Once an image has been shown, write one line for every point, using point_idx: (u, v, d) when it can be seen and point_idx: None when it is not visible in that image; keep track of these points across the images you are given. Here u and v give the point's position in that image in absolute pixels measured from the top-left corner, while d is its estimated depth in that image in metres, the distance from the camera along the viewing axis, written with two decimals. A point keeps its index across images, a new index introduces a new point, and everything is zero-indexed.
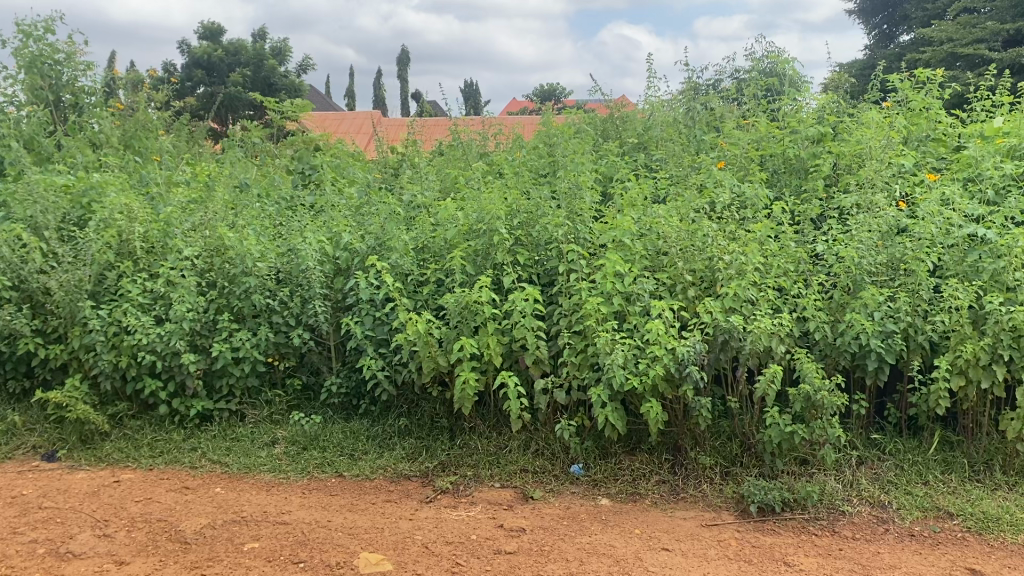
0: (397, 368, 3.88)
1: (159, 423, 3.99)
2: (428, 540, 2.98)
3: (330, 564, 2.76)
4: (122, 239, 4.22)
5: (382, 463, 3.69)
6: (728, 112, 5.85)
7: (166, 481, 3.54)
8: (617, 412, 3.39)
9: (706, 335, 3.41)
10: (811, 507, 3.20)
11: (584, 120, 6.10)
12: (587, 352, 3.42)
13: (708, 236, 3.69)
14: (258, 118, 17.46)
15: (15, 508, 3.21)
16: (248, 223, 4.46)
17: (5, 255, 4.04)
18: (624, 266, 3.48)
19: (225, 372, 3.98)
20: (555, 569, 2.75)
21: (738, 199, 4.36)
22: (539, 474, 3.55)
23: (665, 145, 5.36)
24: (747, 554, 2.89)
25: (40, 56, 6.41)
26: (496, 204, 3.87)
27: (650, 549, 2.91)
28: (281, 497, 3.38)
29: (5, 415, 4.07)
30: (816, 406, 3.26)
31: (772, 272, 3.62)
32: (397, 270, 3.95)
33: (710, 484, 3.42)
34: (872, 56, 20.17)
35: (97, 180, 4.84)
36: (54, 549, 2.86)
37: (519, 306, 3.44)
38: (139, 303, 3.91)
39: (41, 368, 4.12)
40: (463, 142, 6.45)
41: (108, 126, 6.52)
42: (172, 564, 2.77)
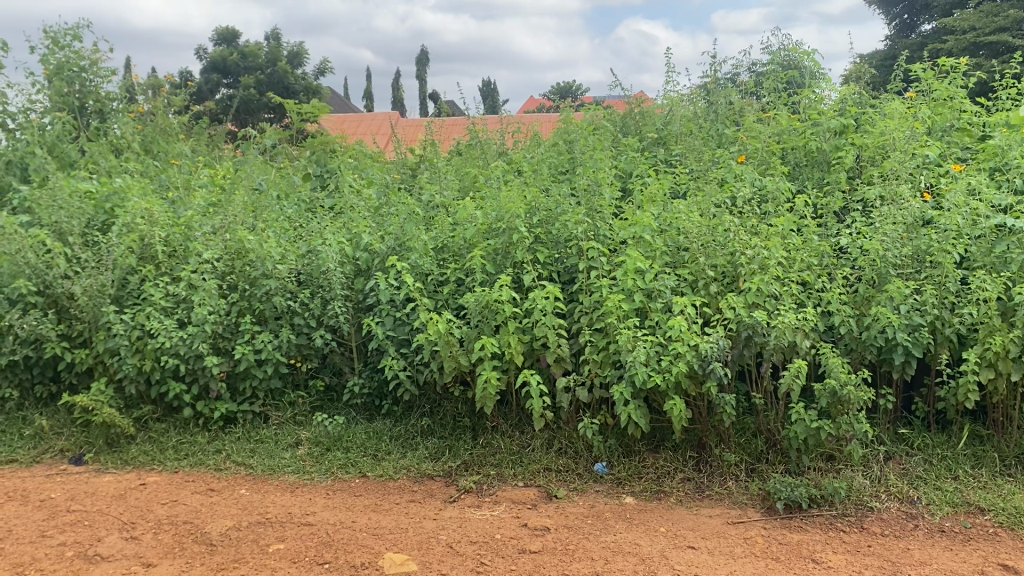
0: (418, 368, 3.88)
1: (183, 426, 4.00)
2: (453, 540, 2.97)
3: (355, 564, 2.76)
4: (144, 243, 4.25)
5: (405, 463, 3.69)
6: (749, 106, 5.80)
7: (191, 483, 3.56)
8: (640, 410, 3.36)
9: (730, 331, 3.38)
10: (838, 504, 3.16)
11: (603, 116, 6.06)
12: (609, 350, 3.40)
13: (729, 231, 3.65)
14: (276, 119, 17.67)
15: (44, 511, 3.25)
16: (268, 226, 4.49)
17: (30, 260, 4.07)
18: (644, 263, 3.45)
19: (248, 375, 3.99)
20: (580, 568, 2.73)
21: (760, 193, 4.30)
22: (562, 473, 3.53)
23: (684, 140, 5.30)
24: (774, 552, 2.85)
25: (67, 62, 6.51)
26: (515, 202, 3.86)
27: (675, 547, 2.89)
28: (306, 498, 3.39)
29: (33, 419, 4.11)
30: (842, 401, 3.22)
31: (796, 266, 3.57)
32: (416, 271, 3.95)
33: (735, 482, 3.39)
34: (893, 47, 19.92)
35: (119, 186, 4.88)
36: (82, 552, 2.89)
37: (540, 305, 3.42)
38: (162, 307, 3.95)
39: (67, 372, 4.16)
40: (481, 141, 6.43)
41: (129, 131, 6.57)
42: (198, 566, 2.78)
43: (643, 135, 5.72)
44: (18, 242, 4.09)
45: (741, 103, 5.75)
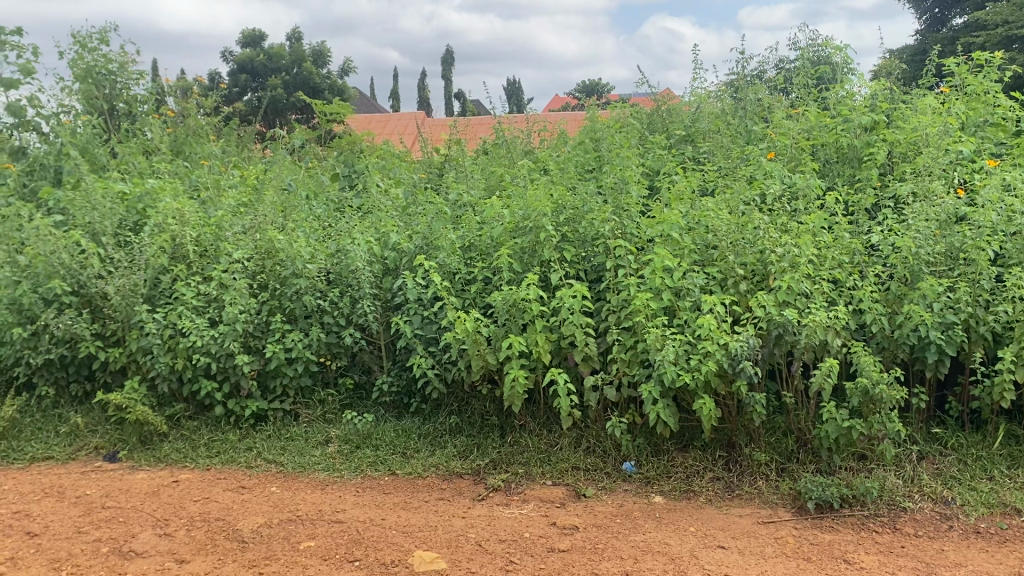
0: (446, 366, 3.89)
1: (214, 424, 4.05)
2: (482, 538, 2.98)
3: (385, 562, 2.77)
4: (176, 243, 4.30)
5: (434, 460, 3.70)
6: (777, 103, 5.74)
7: (223, 481, 3.60)
8: (669, 408, 3.35)
9: (760, 329, 3.35)
10: (870, 504, 3.13)
11: (629, 114, 6.01)
12: (637, 348, 3.39)
13: (758, 229, 3.62)
14: (303, 120, 17.79)
15: (79, 508, 3.29)
16: (297, 226, 4.52)
17: (64, 261, 4.13)
18: (673, 261, 3.44)
19: (279, 373, 4.03)
20: (610, 568, 2.73)
21: (790, 190, 4.27)
22: (590, 472, 3.52)
23: (712, 137, 5.27)
24: (805, 552, 2.83)
25: (96, 65, 6.60)
26: (542, 200, 3.86)
27: (704, 547, 2.87)
28: (336, 496, 3.41)
29: (68, 416, 4.17)
30: (874, 400, 3.19)
31: (827, 263, 3.54)
32: (444, 270, 3.97)
33: (765, 481, 3.36)
34: (924, 41, 19.64)
35: (151, 186, 4.94)
36: (117, 548, 2.93)
37: (568, 304, 3.42)
38: (193, 306, 4.00)
39: (101, 371, 4.21)
40: (507, 140, 6.43)
41: (159, 133, 6.65)
42: (230, 562, 2.81)
43: (671, 132, 5.68)
44: (53, 243, 4.15)
45: (770, 100, 5.69)
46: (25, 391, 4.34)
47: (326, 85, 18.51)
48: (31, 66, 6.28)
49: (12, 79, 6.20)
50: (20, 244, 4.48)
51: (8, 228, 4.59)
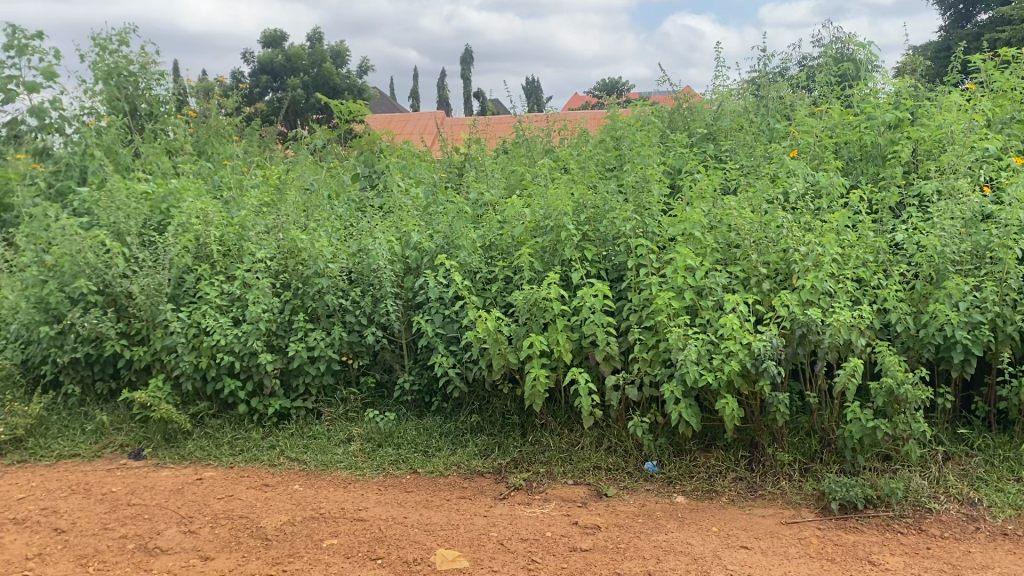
0: (467, 365, 3.90)
1: (238, 422, 4.07)
2: (504, 537, 2.98)
3: (407, 560, 2.78)
4: (199, 243, 4.34)
5: (455, 459, 3.70)
6: (800, 100, 5.70)
7: (247, 479, 3.62)
8: (692, 408, 3.33)
9: (783, 329, 3.33)
10: (895, 505, 3.10)
11: (650, 112, 5.98)
12: (659, 348, 3.38)
13: (781, 228, 3.59)
14: (323, 120, 17.88)
15: (105, 505, 3.33)
16: (319, 225, 4.54)
17: (90, 261, 4.17)
18: (695, 260, 3.42)
19: (302, 371, 4.05)
20: (632, 567, 2.72)
21: (813, 188, 4.23)
22: (612, 471, 3.52)
23: (734, 136, 5.25)
24: (829, 553, 2.81)
25: (118, 67, 6.66)
26: (563, 199, 3.86)
27: (727, 547, 2.86)
28: (358, 494, 3.42)
29: (94, 415, 4.21)
30: (899, 400, 3.16)
31: (851, 262, 3.51)
32: (465, 269, 3.97)
33: (789, 481, 3.34)
34: (948, 38, 19.42)
35: (174, 187, 4.99)
36: (143, 545, 2.96)
37: (589, 303, 3.41)
38: (217, 305, 4.03)
39: (126, 369, 4.25)
40: (527, 140, 6.43)
41: (182, 133, 6.71)
42: (254, 559, 2.83)
43: (693, 131, 5.65)
44: (78, 243, 4.20)
45: (792, 98, 5.65)
46: (51, 389, 4.40)
47: (346, 85, 18.61)
48: (54, 69, 6.36)
49: (34, 82, 6.27)
50: (47, 244, 4.54)
51: (35, 229, 4.65)
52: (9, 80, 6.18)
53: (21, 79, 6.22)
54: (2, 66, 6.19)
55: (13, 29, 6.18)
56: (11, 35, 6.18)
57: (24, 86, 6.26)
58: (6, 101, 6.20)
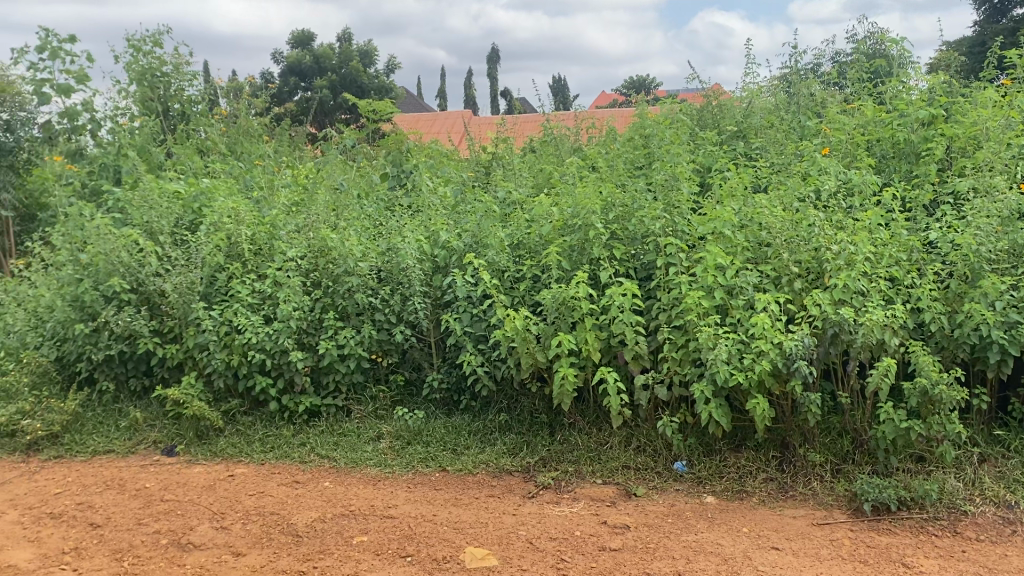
0: (495, 364, 3.90)
1: (269, 419, 4.11)
2: (533, 536, 2.98)
3: (437, 558, 2.79)
4: (231, 242, 4.38)
5: (484, 458, 3.71)
6: (831, 97, 5.63)
7: (278, 475, 3.65)
8: (722, 408, 3.31)
9: (815, 328, 3.30)
10: (929, 507, 3.06)
11: (678, 109, 5.92)
12: (689, 347, 3.36)
13: (813, 226, 3.55)
14: (351, 121, 17.97)
15: (139, 500, 3.38)
16: (349, 224, 4.57)
17: (124, 260, 4.22)
18: (725, 259, 3.40)
19: (332, 369, 4.07)
20: (661, 568, 2.71)
21: (845, 186, 4.18)
22: (641, 471, 3.50)
23: (765, 133, 5.20)
24: (862, 555, 2.78)
25: (150, 68, 6.74)
26: (591, 198, 3.85)
27: (758, 548, 2.84)
28: (388, 491, 3.44)
29: (128, 411, 4.26)
30: (933, 400, 3.12)
31: (884, 261, 3.46)
32: (493, 267, 3.97)
33: (820, 482, 3.31)
34: (983, 32, 19.08)
35: (206, 186, 5.04)
36: (176, 541, 2.99)
37: (618, 302, 3.40)
38: (249, 304, 4.07)
39: (159, 367, 4.30)
40: (555, 139, 6.42)
41: (213, 133, 6.78)
42: (285, 556, 2.85)
43: (722, 128, 5.60)
44: (112, 242, 4.26)
45: (823, 95, 5.59)
46: (86, 385, 4.46)
47: (373, 85, 18.71)
48: (86, 71, 6.45)
49: (67, 85, 6.36)
50: (82, 244, 4.61)
51: (70, 228, 4.72)
52: (43, 83, 6.28)
53: (54, 82, 6.32)
54: (36, 69, 6.29)
55: (46, 33, 6.27)
56: (45, 39, 6.28)
57: (57, 89, 6.35)
58: (40, 104, 6.30)
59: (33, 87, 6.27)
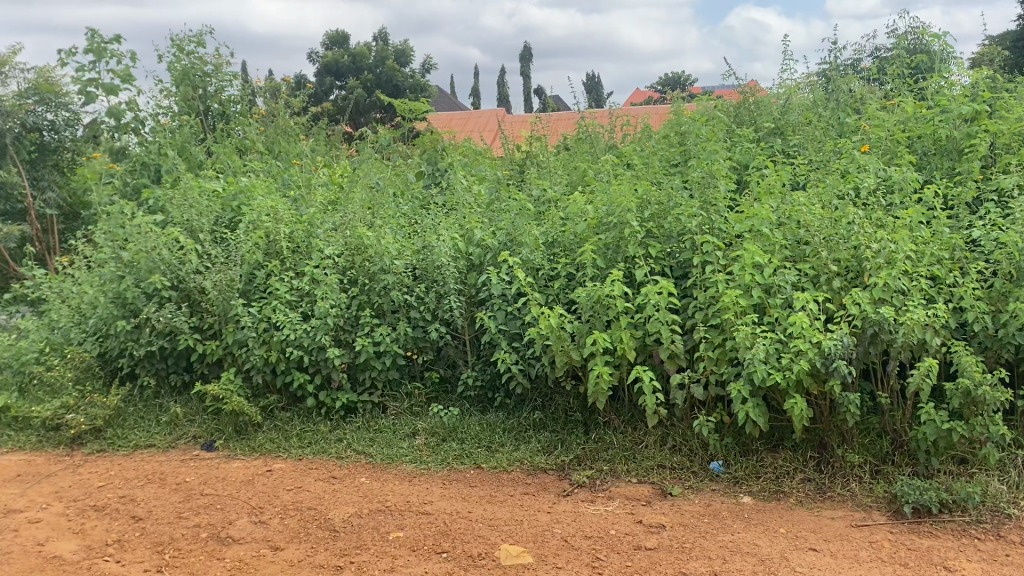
0: (530, 362, 3.91)
1: (306, 415, 4.15)
2: (567, 534, 2.98)
3: (472, 555, 2.80)
4: (269, 240, 4.43)
5: (519, 456, 3.71)
6: (871, 94, 5.55)
7: (315, 471, 3.69)
8: (759, 408, 3.28)
9: (855, 328, 3.26)
10: (972, 510, 3.00)
11: (715, 106, 5.87)
12: (725, 346, 3.33)
13: (852, 224, 3.51)
14: (386, 120, 18.07)
15: (180, 494, 3.43)
16: (384, 223, 4.60)
17: (165, 257, 4.29)
18: (763, 257, 3.37)
19: (368, 366, 4.11)
20: (698, 567, 2.69)
21: (885, 184, 4.12)
22: (676, 470, 3.48)
23: (803, 130, 5.14)
24: (902, 557, 2.74)
25: (191, 68, 6.85)
26: (627, 196, 3.83)
27: (796, 549, 2.81)
28: (423, 488, 3.46)
29: (168, 406, 4.33)
30: (976, 401, 3.06)
31: (925, 259, 3.40)
32: (528, 265, 3.97)
33: (859, 483, 3.27)
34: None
35: (245, 185, 5.10)
36: (216, 534, 3.04)
37: (653, 300, 3.39)
38: (287, 301, 4.12)
39: (199, 363, 4.36)
40: (590, 137, 6.40)
41: (252, 133, 6.86)
42: (323, 551, 2.88)
43: (759, 125, 5.54)
44: (154, 240, 4.33)
45: (863, 91, 5.51)
46: (128, 381, 4.54)
47: (408, 85, 18.80)
48: (130, 72, 6.56)
49: (112, 85, 6.47)
50: (124, 241, 4.69)
51: (113, 226, 4.80)
52: (88, 83, 6.40)
53: (100, 82, 6.43)
54: (82, 70, 6.41)
55: (92, 34, 6.39)
56: (91, 39, 6.39)
57: (102, 89, 6.47)
58: (86, 103, 6.42)
59: (79, 87, 6.39)
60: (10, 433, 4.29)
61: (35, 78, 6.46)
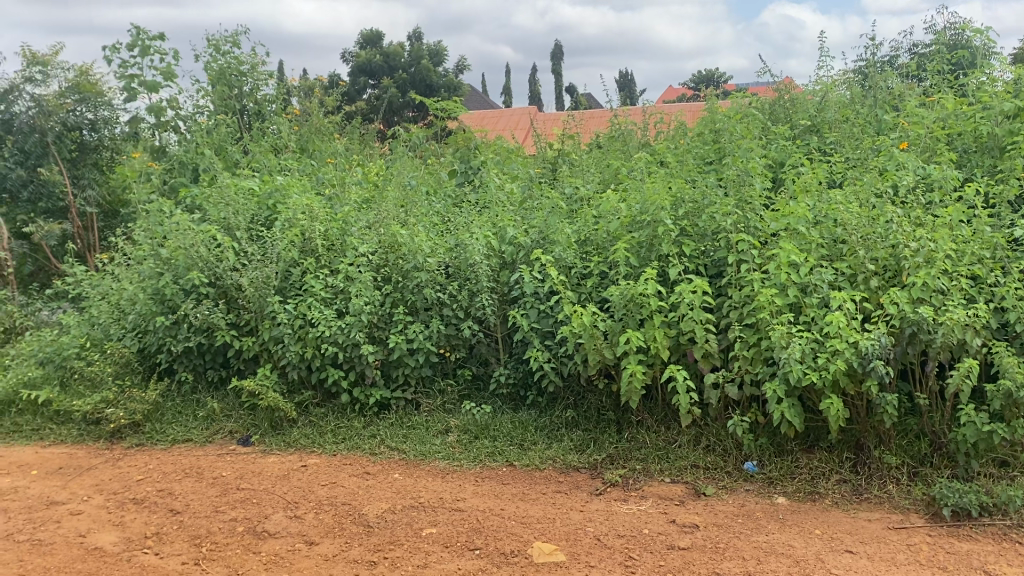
0: (563, 360, 3.91)
1: (341, 411, 4.19)
2: (600, 533, 2.97)
3: (505, 552, 2.81)
4: (305, 238, 4.48)
5: (551, 453, 3.72)
6: (909, 91, 5.47)
7: (349, 466, 3.72)
8: (795, 408, 3.25)
9: (892, 328, 3.21)
10: (1013, 513, 2.95)
11: (750, 104, 5.82)
12: (760, 346, 3.31)
13: (890, 223, 3.46)
14: (419, 119, 18.13)
15: (217, 488, 3.48)
16: (417, 220, 4.63)
17: (203, 255, 4.35)
18: (799, 256, 3.34)
19: (401, 363, 4.13)
20: (732, 567, 2.68)
21: (924, 182, 4.06)
22: (710, 470, 3.46)
23: (840, 128, 5.08)
24: (941, 561, 2.70)
25: (228, 68, 6.95)
26: (661, 194, 3.81)
27: (831, 550, 2.78)
28: (456, 485, 3.47)
29: (205, 402, 4.39)
30: (1018, 403, 3.00)
31: (966, 259, 3.34)
32: (561, 264, 3.97)
33: (896, 485, 3.22)
34: None
35: (280, 183, 5.16)
36: (252, 528, 3.08)
37: (687, 299, 3.37)
38: (322, 298, 4.16)
39: (235, 359, 4.41)
40: (623, 134, 6.37)
41: (287, 132, 6.93)
42: (357, 546, 2.91)
43: (795, 122, 5.48)
44: (192, 238, 4.40)
45: (902, 88, 5.43)
46: (166, 376, 4.61)
47: (441, 84, 18.84)
48: (173, 69, 6.66)
49: (154, 82, 6.58)
50: (163, 239, 4.76)
51: (152, 223, 4.88)
52: (131, 79, 6.50)
53: (143, 79, 6.54)
54: (125, 66, 6.52)
55: (137, 31, 6.50)
56: (136, 36, 6.50)
57: (144, 86, 6.57)
58: (128, 100, 6.53)
59: (122, 83, 6.50)
60: (53, 426, 4.39)
61: (79, 75, 6.58)
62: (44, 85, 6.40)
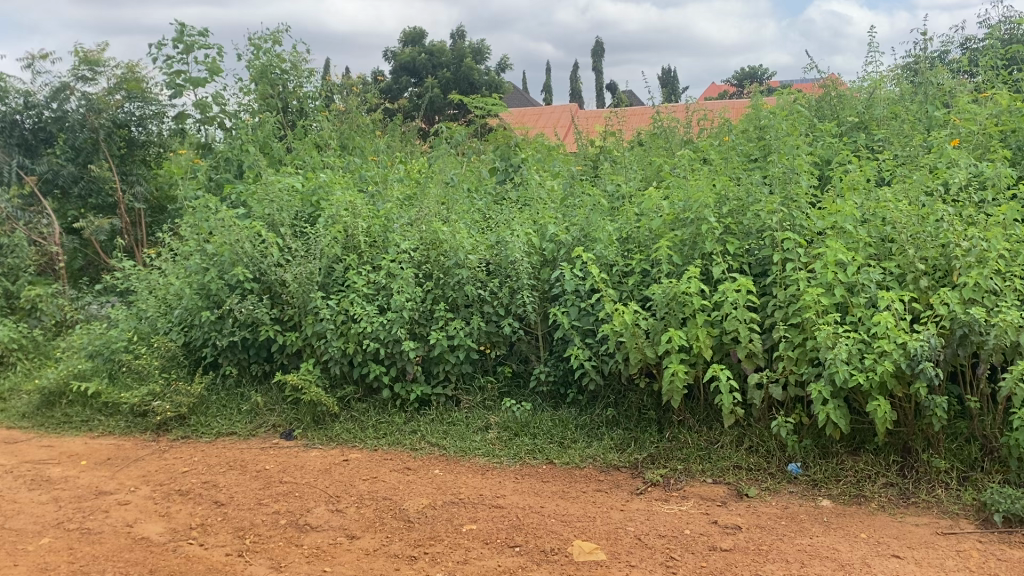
0: (603, 358, 3.90)
1: (382, 406, 4.21)
2: (640, 532, 2.95)
3: (545, 549, 2.81)
4: (348, 234, 4.52)
5: (591, 452, 3.70)
6: (961, 86, 5.34)
7: (390, 462, 3.74)
8: (841, 410, 3.19)
9: (943, 329, 3.14)
10: None
11: (795, 100, 5.74)
12: (806, 347, 3.26)
13: (941, 222, 3.39)
14: (461, 117, 18.20)
15: (260, 481, 3.53)
16: (459, 217, 4.64)
17: (248, 250, 4.41)
18: (846, 255, 3.28)
19: (442, 359, 4.15)
20: (774, 570, 2.64)
21: (977, 180, 3.96)
22: (753, 472, 3.42)
23: (888, 125, 4.99)
24: (991, 567, 2.64)
25: (269, 65, 7.02)
26: (704, 192, 3.78)
27: (878, 555, 2.73)
28: (496, 481, 3.48)
29: (249, 395, 4.45)
30: None
31: (1020, 258, 3.26)
32: (602, 262, 3.95)
33: (945, 490, 3.15)
34: None
35: (324, 180, 5.21)
36: (294, 521, 3.11)
37: (731, 298, 3.33)
38: (364, 294, 4.19)
39: (279, 353, 4.47)
40: (665, 132, 6.32)
41: (330, 129, 6.99)
42: (398, 540, 2.92)
43: (843, 119, 5.38)
44: (237, 234, 4.46)
45: (953, 84, 5.31)
46: (211, 369, 4.67)
47: (482, 82, 18.87)
48: (218, 65, 6.75)
49: (200, 77, 6.68)
50: (208, 234, 4.84)
51: (198, 219, 4.96)
52: (177, 76, 6.61)
53: (188, 75, 6.64)
54: (171, 63, 6.63)
55: (182, 27, 6.60)
56: (181, 32, 6.60)
57: (190, 82, 6.67)
58: (175, 96, 6.64)
59: (169, 80, 6.61)
60: (101, 418, 4.48)
61: (127, 72, 6.70)
62: (93, 82, 6.54)
